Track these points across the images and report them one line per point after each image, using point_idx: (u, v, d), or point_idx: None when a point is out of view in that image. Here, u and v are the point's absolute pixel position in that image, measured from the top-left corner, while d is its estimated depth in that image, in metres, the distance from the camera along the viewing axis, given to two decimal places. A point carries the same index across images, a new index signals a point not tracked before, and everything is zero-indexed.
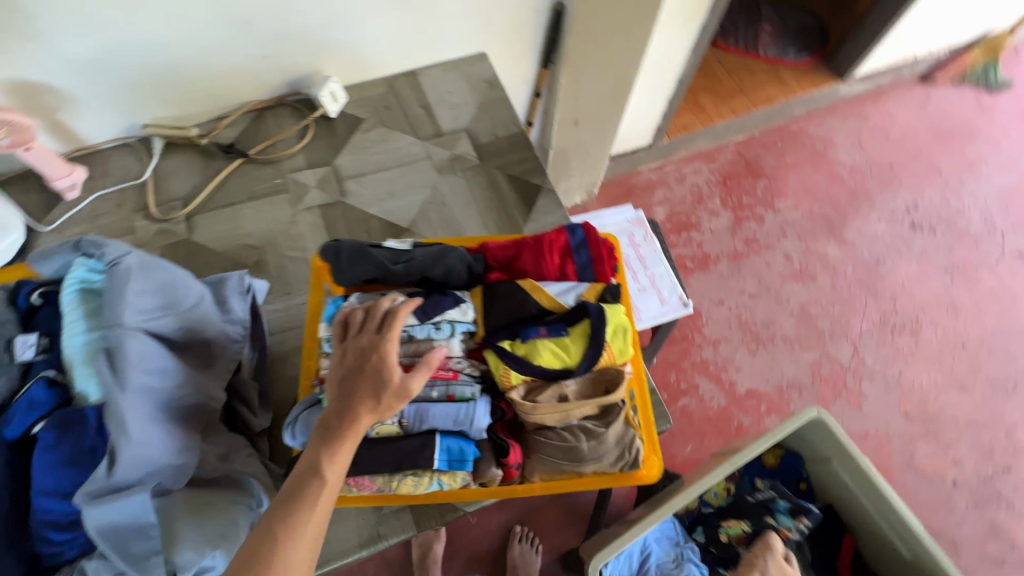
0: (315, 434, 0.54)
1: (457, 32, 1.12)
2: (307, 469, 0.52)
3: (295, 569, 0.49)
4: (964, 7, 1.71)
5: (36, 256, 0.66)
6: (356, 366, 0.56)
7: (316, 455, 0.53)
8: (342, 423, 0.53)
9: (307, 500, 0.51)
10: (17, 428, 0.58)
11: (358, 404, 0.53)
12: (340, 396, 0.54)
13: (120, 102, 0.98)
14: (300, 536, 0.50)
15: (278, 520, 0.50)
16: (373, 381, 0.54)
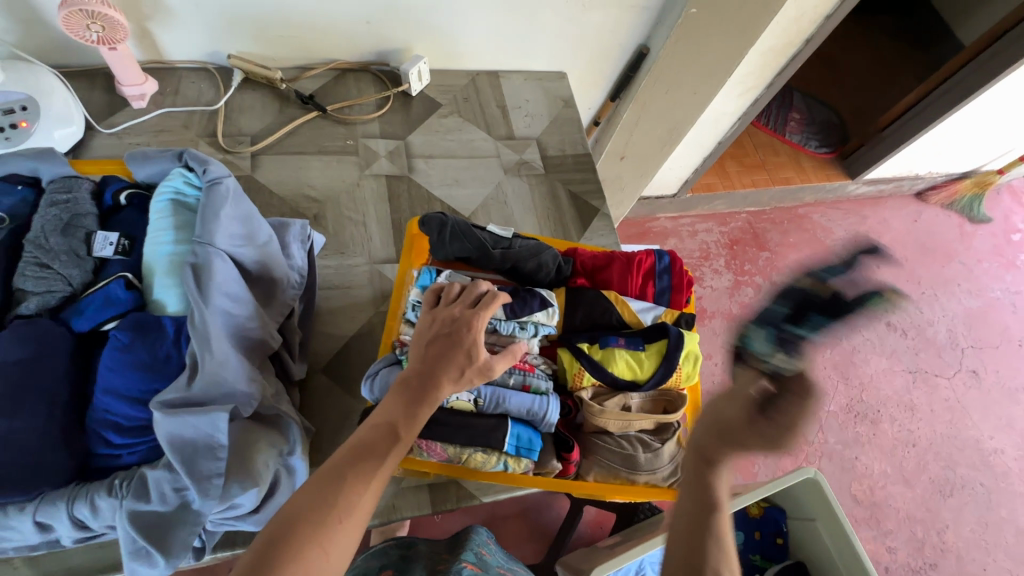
0: (394, 392, 0.53)
1: (545, 47, 1.16)
2: (384, 423, 0.50)
3: (358, 520, 0.44)
4: (972, 142, 1.85)
5: (135, 156, 0.66)
6: (447, 332, 0.56)
7: (396, 410, 0.51)
8: (426, 382, 0.52)
9: (380, 452, 0.48)
10: (89, 320, 0.58)
11: (444, 370, 0.53)
12: (427, 357, 0.54)
13: (214, 28, 0.97)
14: (366, 486, 0.46)
15: (349, 464, 0.46)
16: (462, 353, 0.55)
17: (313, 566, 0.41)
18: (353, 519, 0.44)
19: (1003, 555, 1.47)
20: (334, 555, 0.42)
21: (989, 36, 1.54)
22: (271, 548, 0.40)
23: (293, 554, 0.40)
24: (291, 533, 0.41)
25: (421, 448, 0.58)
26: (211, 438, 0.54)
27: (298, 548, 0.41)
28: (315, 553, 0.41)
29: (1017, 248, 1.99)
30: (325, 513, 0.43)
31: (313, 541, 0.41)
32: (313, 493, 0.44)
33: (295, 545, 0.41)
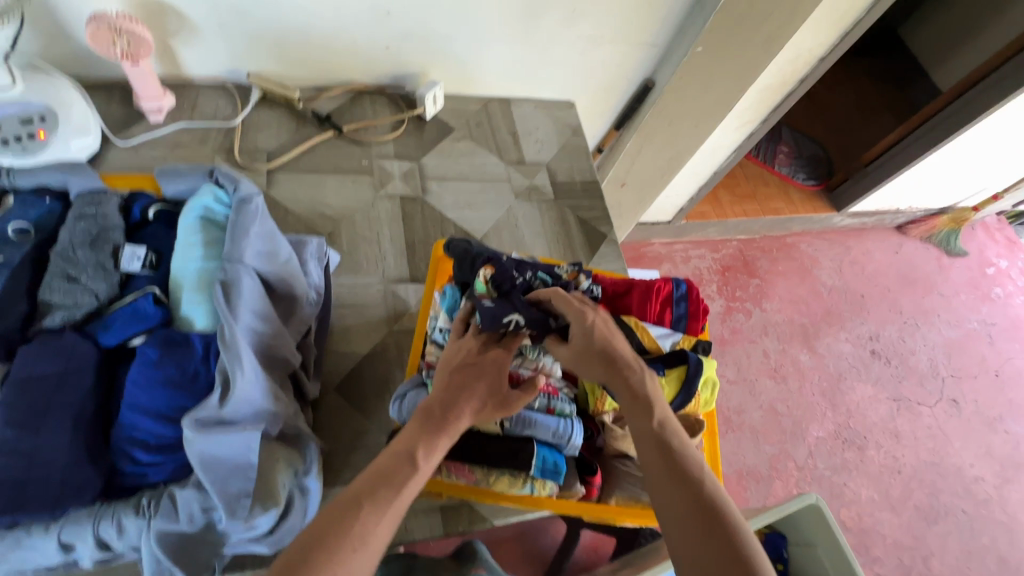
0: (413, 423, 0.51)
1: (556, 77, 1.20)
2: (403, 452, 0.49)
3: (373, 550, 0.43)
4: (949, 180, 1.95)
5: (165, 172, 0.67)
6: (476, 363, 0.56)
7: (416, 438, 0.50)
8: (451, 411, 0.52)
9: (396, 481, 0.47)
10: (116, 335, 0.57)
11: (469, 400, 0.53)
12: (454, 385, 0.54)
13: (236, 47, 0.99)
14: (381, 516, 0.45)
15: (364, 495, 0.45)
16: (489, 386, 0.55)
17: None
18: (366, 549, 0.43)
19: None
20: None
21: (967, 82, 1.62)
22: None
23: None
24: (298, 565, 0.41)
25: (449, 470, 0.59)
26: (242, 458, 0.53)
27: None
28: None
29: (992, 281, 2.08)
30: (337, 545, 0.42)
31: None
32: (325, 524, 0.43)
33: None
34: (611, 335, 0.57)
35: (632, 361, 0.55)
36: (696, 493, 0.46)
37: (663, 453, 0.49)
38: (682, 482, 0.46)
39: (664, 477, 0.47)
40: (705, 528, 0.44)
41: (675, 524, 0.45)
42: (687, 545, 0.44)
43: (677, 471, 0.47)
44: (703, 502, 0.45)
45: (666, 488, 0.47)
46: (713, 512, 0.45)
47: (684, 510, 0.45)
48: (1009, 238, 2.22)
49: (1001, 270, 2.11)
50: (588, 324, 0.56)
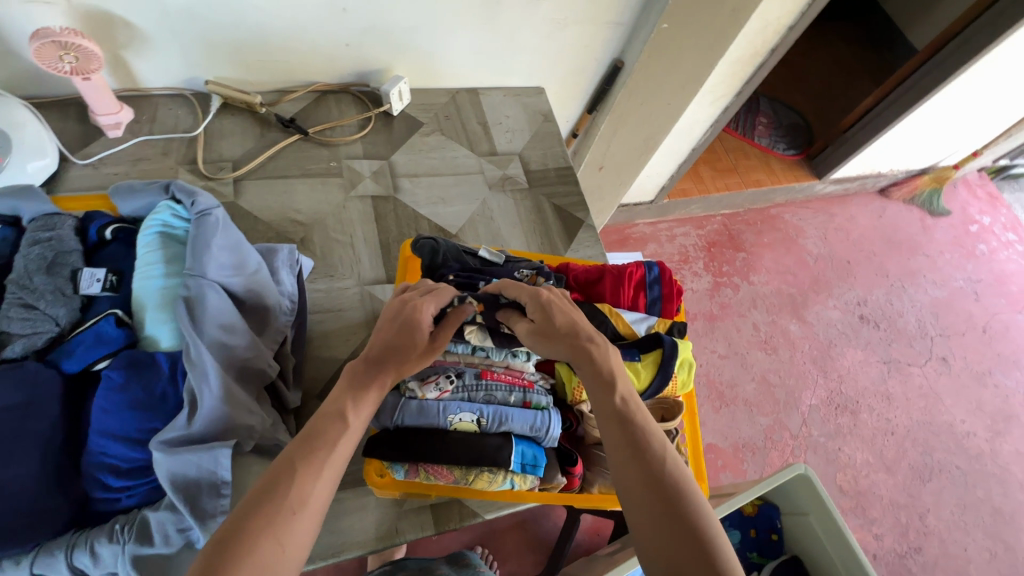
0: (342, 380, 0.51)
1: (524, 63, 1.18)
2: (331, 410, 0.48)
3: (312, 508, 0.43)
4: (929, 140, 1.94)
5: (120, 191, 0.65)
6: (393, 323, 0.55)
7: (343, 395, 0.50)
8: (376, 371, 0.52)
9: (328, 440, 0.46)
10: (79, 361, 0.56)
11: (390, 359, 0.53)
12: (371, 354, 0.53)
13: (192, 55, 0.97)
14: (318, 472, 0.44)
15: (297, 457, 0.45)
16: (406, 345, 0.54)
17: (269, 562, 0.39)
18: (308, 510, 0.43)
19: (981, 534, 1.53)
20: (291, 545, 0.41)
21: (941, 39, 1.61)
22: (221, 547, 0.39)
23: (240, 556, 0.39)
24: (237, 534, 0.40)
25: (428, 471, 0.59)
26: (215, 475, 0.53)
27: (248, 551, 0.39)
28: (271, 547, 0.40)
29: (976, 238, 2.09)
30: (275, 506, 0.41)
31: (266, 543, 0.40)
32: (262, 489, 0.43)
33: (247, 543, 0.39)
34: (570, 311, 0.56)
35: (591, 333, 0.54)
36: (656, 470, 0.45)
37: (624, 428, 0.48)
38: (643, 458, 0.46)
39: (625, 452, 0.46)
40: (664, 508, 0.43)
41: (636, 504, 0.44)
42: (647, 525, 0.43)
43: (638, 449, 0.46)
44: (663, 479, 0.45)
45: (627, 467, 0.46)
46: (673, 489, 0.44)
47: (643, 488, 0.45)
48: (990, 194, 2.23)
49: (985, 227, 2.13)
50: (542, 300, 0.56)
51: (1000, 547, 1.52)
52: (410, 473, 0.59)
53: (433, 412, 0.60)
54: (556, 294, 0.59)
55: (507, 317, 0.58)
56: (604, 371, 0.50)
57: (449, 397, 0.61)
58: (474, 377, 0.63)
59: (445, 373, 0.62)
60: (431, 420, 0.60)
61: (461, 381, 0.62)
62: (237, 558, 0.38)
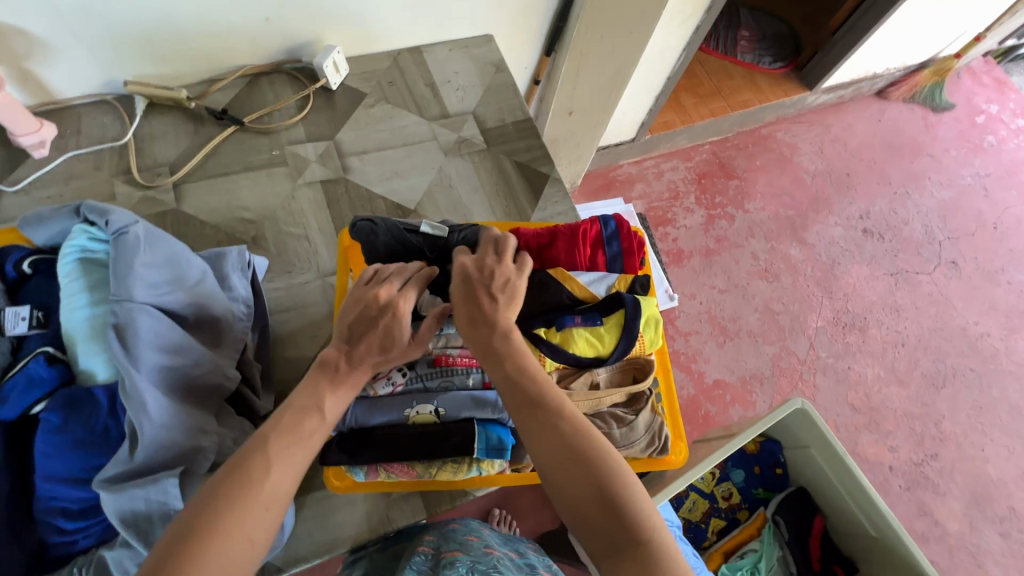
0: (319, 372, 0.52)
1: (467, 11, 1.09)
2: (307, 405, 0.49)
3: (282, 496, 0.44)
4: (927, 30, 1.79)
5: (29, 220, 0.61)
6: (366, 318, 0.55)
7: (320, 390, 0.51)
8: (352, 358, 0.53)
9: (304, 432, 0.48)
10: (14, 408, 0.54)
11: (373, 345, 0.54)
12: (347, 340, 0.54)
13: (103, 55, 0.90)
14: (290, 463, 0.45)
15: (271, 445, 0.45)
16: (383, 334, 0.55)
17: (235, 558, 0.40)
18: (274, 506, 0.43)
19: (997, 432, 1.53)
20: (243, 542, 0.41)
21: None
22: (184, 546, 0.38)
23: (186, 561, 0.38)
24: (202, 526, 0.40)
25: (388, 469, 0.60)
26: (167, 506, 0.52)
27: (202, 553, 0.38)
28: (238, 540, 0.40)
29: (983, 130, 1.97)
30: (244, 494, 0.42)
31: (218, 546, 0.39)
32: (225, 481, 0.43)
33: (205, 537, 0.39)
34: (494, 279, 0.58)
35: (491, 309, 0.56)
36: (565, 436, 0.48)
37: (529, 405, 0.50)
38: (550, 432, 0.48)
39: (534, 423, 0.49)
40: (574, 469, 0.46)
41: (553, 481, 0.47)
42: (568, 493, 0.46)
43: (543, 417, 0.49)
44: (575, 446, 0.47)
45: (537, 435, 0.49)
46: (583, 451, 0.47)
47: (554, 452, 0.47)
48: (997, 80, 2.08)
49: (992, 115, 2.00)
50: (466, 271, 0.59)
51: (1017, 443, 1.52)
52: (370, 474, 0.61)
53: (389, 407, 0.60)
54: (512, 276, 0.58)
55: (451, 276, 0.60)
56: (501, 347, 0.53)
57: (403, 390, 0.62)
58: (428, 366, 0.63)
59: (397, 367, 0.62)
60: (385, 417, 0.60)
61: (413, 372, 0.63)
62: (187, 562, 0.38)
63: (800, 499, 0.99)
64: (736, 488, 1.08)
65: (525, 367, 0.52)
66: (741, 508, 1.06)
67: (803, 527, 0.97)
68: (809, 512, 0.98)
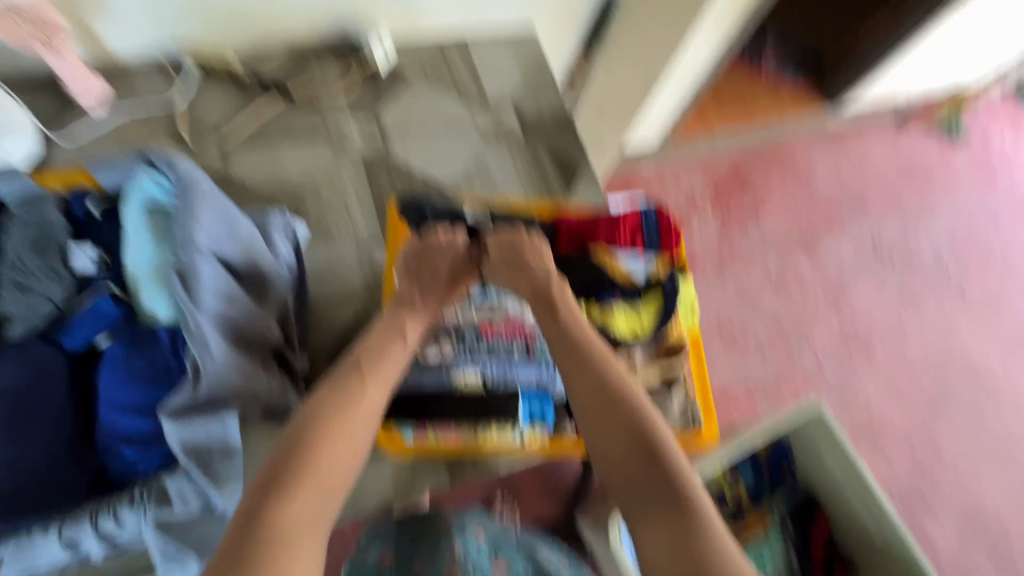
0: (390, 313, 0.62)
1: (513, 4, 1.11)
2: (392, 334, 0.59)
3: (375, 411, 0.53)
4: (950, 59, 1.82)
5: (102, 166, 0.67)
6: (430, 251, 0.65)
7: (402, 319, 0.61)
8: (425, 285, 0.64)
9: (390, 359, 0.57)
10: (82, 337, 0.63)
11: (439, 276, 0.65)
12: (415, 273, 0.64)
13: (164, 18, 0.93)
14: (379, 384, 0.54)
15: (365, 368, 0.55)
16: (447, 263, 0.65)
17: (342, 459, 0.49)
18: (369, 419, 0.52)
19: (995, 459, 1.55)
20: (344, 445, 0.49)
21: None
22: (301, 445, 0.48)
23: (308, 457, 0.47)
24: (310, 432, 0.49)
25: (437, 430, 0.69)
26: (224, 441, 0.58)
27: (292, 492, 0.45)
28: (343, 444, 0.49)
29: (997, 162, 2.00)
30: (346, 404, 0.51)
31: (329, 449, 0.48)
32: (328, 395, 0.52)
33: (317, 440, 0.48)
34: (533, 257, 0.64)
35: (538, 269, 0.63)
36: (604, 385, 0.53)
37: (574, 358, 0.55)
38: (594, 383, 0.53)
39: (577, 374, 0.54)
40: (611, 416, 0.51)
41: (593, 429, 0.51)
42: (602, 438, 0.50)
43: (585, 369, 0.54)
44: (613, 396, 0.52)
45: (579, 384, 0.54)
46: (621, 403, 0.51)
47: (593, 400, 0.52)
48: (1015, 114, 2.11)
49: (1008, 149, 2.03)
50: (504, 241, 0.64)
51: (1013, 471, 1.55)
52: (419, 432, 0.69)
53: (441, 375, 0.69)
54: (534, 235, 0.67)
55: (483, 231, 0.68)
56: (550, 306, 0.59)
57: (452, 360, 0.70)
58: (475, 338, 0.72)
59: (446, 339, 0.71)
60: (436, 384, 0.69)
61: (462, 344, 0.71)
62: (309, 457, 0.47)
63: (808, 503, 0.98)
64: (744, 487, 1.04)
65: (573, 324, 0.58)
66: (746, 505, 1.04)
67: (807, 529, 0.97)
68: (815, 515, 0.97)
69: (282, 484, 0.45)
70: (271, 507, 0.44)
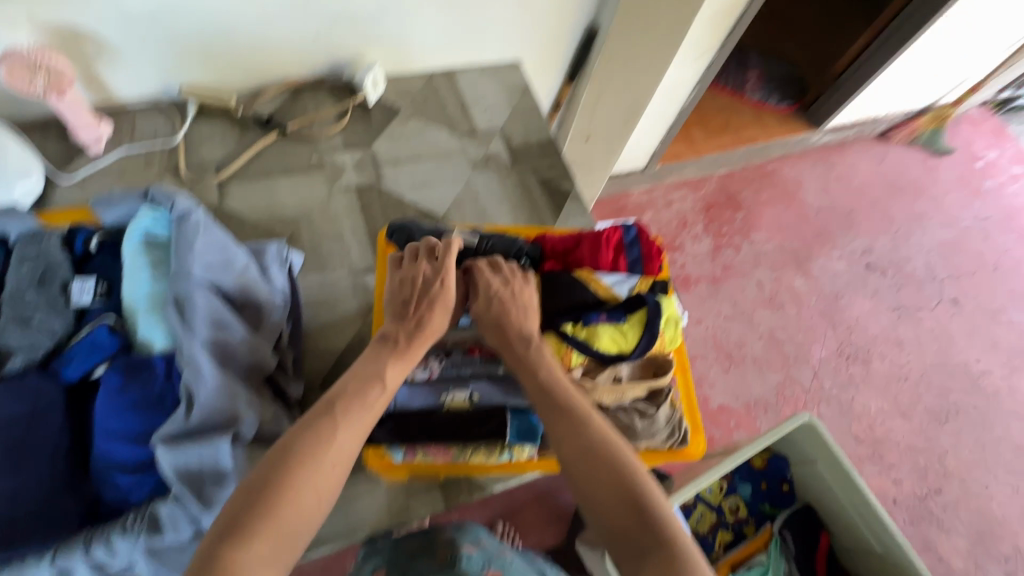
0: (371, 354, 0.62)
1: (499, 39, 1.17)
2: (372, 376, 0.59)
3: (344, 456, 0.54)
4: (926, 78, 1.88)
5: (100, 202, 0.70)
6: (417, 291, 0.66)
7: (383, 361, 0.61)
8: (409, 331, 0.64)
9: (367, 400, 0.58)
10: (78, 368, 0.63)
11: (423, 319, 0.65)
12: (401, 312, 0.65)
13: (164, 62, 0.97)
14: (351, 427, 0.55)
15: (341, 411, 0.56)
16: (433, 307, 0.65)
17: (305, 506, 0.50)
18: (337, 464, 0.53)
19: (1002, 471, 1.54)
20: (312, 493, 0.51)
21: None
22: (265, 492, 0.49)
23: (269, 507, 0.48)
24: (277, 479, 0.50)
25: (426, 450, 0.64)
26: (218, 464, 0.58)
27: (254, 537, 0.47)
28: (306, 492, 0.50)
29: (982, 175, 2.04)
30: (316, 452, 0.52)
31: (292, 498, 0.50)
32: (302, 441, 0.53)
33: (280, 488, 0.49)
34: (512, 310, 0.65)
35: (515, 321, 0.65)
36: (586, 440, 0.55)
37: (553, 413, 0.58)
38: (577, 437, 0.55)
39: (560, 428, 0.57)
40: (597, 471, 0.53)
41: (581, 484, 0.54)
42: (591, 492, 0.53)
43: (566, 423, 0.57)
44: (595, 451, 0.54)
45: (563, 439, 0.56)
46: (604, 457, 0.54)
47: (578, 455, 0.54)
48: (995, 128, 2.17)
49: (991, 162, 2.08)
50: (491, 293, 0.67)
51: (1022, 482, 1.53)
52: (408, 454, 0.65)
53: (427, 392, 0.66)
54: (526, 278, 0.69)
55: (475, 268, 0.69)
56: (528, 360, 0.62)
57: (439, 376, 0.67)
58: (463, 354, 0.69)
59: (434, 356, 0.69)
60: (423, 402, 0.65)
61: (449, 360, 0.69)
62: (269, 507, 0.48)
63: (807, 517, 1.01)
64: (743, 502, 1.08)
65: (550, 378, 0.60)
66: (748, 523, 1.07)
67: (810, 539, 0.99)
68: (816, 529, 1.00)
69: (240, 533, 0.47)
70: (229, 574, 0.44)
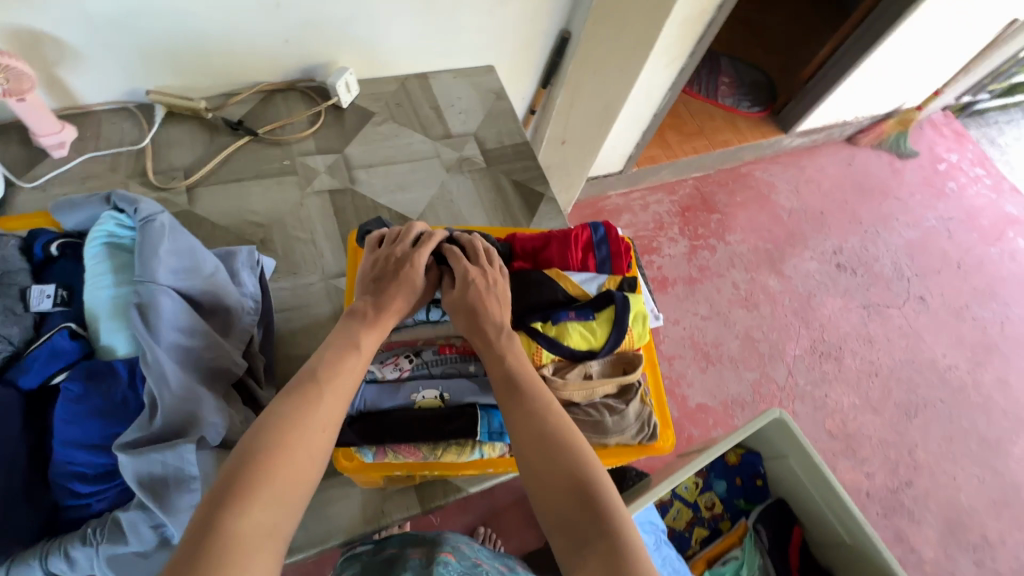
0: (343, 325, 0.61)
1: (472, 44, 1.18)
2: (348, 343, 0.58)
3: (332, 419, 0.52)
4: (890, 83, 1.94)
5: (61, 207, 0.69)
6: (390, 269, 0.66)
7: (355, 330, 0.60)
8: (380, 304, 0.63)
9: (347, 366, 0.56)
10: (37, 376, 0.62)
11: (394, 293, 0.64)
12: (372, 288, 0.65)
13: (129, 66, 0.95)
14: (336, 391, 0.53)
15: (322, 376, 0.54)
16: (405, 282, 0.65)
17: (302, 470, 0.47)
18: (328, 428, 0.51)
19: (969, 462, 1.59)
20: (306, 454, 0.48)
21: None
22: (256, 452, 0.46)
23: (265, 471, 0.45)
24: (265, 443, 0.47)
25: (396, 451, 0.64)
26: (182, 471, 0.57)
27: (249, 500, 0.43)
28: (303, 453, 0.48)
29: (945, 177, 2.12)
30: (304, 410, 0.50)
31: (286, 460, 0.46)
32: (287, 403, 0.50)
33: (270, 451, 0.46)
34: (487, 303, 0.64)
35: (486, 304, 0.64)
36: (542, 425, 0.53)
37: (512, 398, 0.56)
38: (534, 421, 0.54)
39: (517, 412, 0.55)
40: (548, 456, 0.51)
41: (530, 469, 0.51)
42: (539, 479, 0.50)
43: (524, 408, 0.55)
44: (550, 436, 0.52)
45: (519, 424, 0.54)
46: (558, 443, 0.52)
47: (531, 440, 0.53)
48: (956, 131, 2.26)
49: (953, 164, 2.16)
50: (469, 279, 0.66)
51: (988, 472, 1.58)
52: (379, 455, 0.64)
53: (397, 392, 0.66)
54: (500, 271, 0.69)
55: (448, 249, 0.69)
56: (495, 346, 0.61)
57: (409, 376, 0.68)
58: (434, 354, 0.70)
59: (404, 355, 0.69)
60: (393, 401, 0.66)
61: (420, 359, 0.69)
62: (263, 469, 0.45)
63: (779, 510, 1.03)
64: (719, 498, 1.11)
65: (515, 366, 0.59)
66: (723, 518, 1.10)
67: (783, 533, 1.01)
68: (788, 523, 1.02)
69: (237, 500, 0.43)
70: (232, 541, 0.40)
